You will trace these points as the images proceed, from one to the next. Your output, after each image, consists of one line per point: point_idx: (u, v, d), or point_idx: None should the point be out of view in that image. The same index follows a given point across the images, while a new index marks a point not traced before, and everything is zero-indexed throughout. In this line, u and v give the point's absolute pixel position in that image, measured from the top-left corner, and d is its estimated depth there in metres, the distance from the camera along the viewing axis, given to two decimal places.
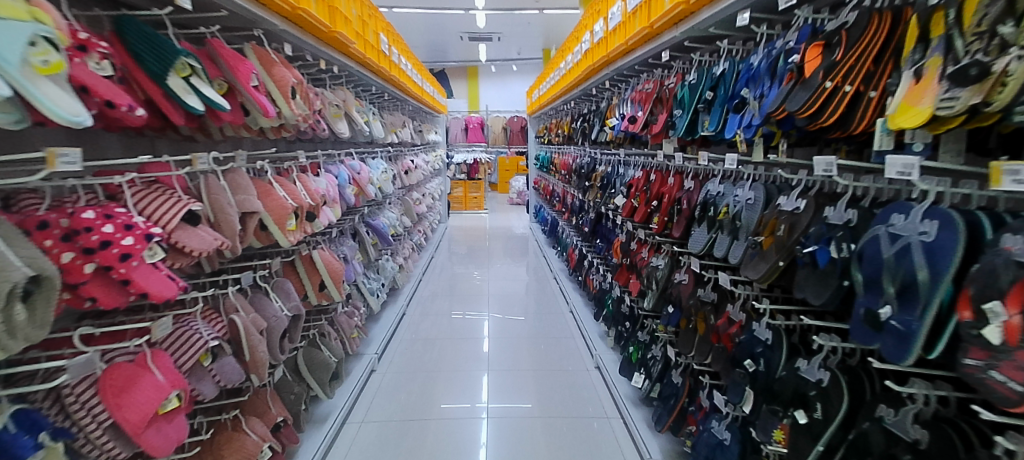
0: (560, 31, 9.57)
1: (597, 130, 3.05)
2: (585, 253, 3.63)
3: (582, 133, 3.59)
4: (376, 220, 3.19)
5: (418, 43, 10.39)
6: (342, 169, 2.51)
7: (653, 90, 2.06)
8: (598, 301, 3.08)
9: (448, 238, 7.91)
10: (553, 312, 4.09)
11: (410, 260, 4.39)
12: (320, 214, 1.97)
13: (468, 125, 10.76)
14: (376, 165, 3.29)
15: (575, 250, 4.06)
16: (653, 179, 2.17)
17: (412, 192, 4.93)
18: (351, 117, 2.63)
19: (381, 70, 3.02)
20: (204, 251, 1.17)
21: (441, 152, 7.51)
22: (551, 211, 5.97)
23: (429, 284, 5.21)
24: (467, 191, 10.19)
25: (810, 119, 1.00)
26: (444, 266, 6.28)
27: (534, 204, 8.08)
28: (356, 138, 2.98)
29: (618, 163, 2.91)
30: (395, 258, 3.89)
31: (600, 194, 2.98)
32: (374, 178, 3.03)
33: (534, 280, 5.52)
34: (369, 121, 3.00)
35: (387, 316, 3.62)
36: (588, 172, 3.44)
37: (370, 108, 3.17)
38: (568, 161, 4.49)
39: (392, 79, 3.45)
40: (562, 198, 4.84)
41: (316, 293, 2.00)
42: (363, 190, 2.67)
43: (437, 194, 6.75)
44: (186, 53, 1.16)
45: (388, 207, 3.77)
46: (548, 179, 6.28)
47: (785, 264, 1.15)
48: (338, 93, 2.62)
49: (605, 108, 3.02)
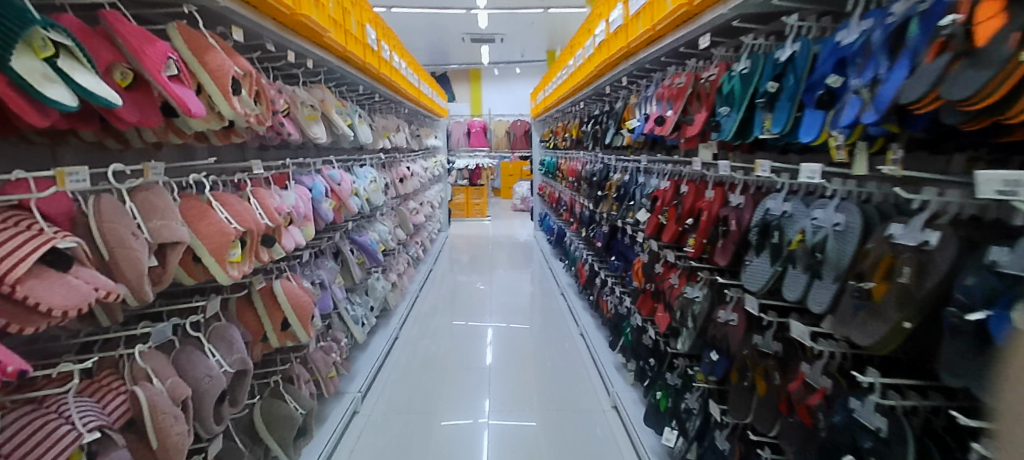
0: (565, 32, 9.23)
1: (611, 134, 2.71)
2: (597, 270, 3.27)
3: (593, 137, 3.24)
4: (364, 235, 2.84)
5: (419, 44, 10.10)
6: (319, 180, 2.18)
7: (686, 85, 1.71)
8: (614, 328, 2.72)
9: (449, 247, 7.57)
10: (561, 333, 3.72)
11: (405, 275, 4.05)
12: (282, 237, 1.65)
13: (471, 129, 10.45)
14: (364, 173, 2.94)
15: (586, 265, 3.69)
16: (684, 193, 1.81)
17: (408, 201, 4.59)
18: (331, 119, 2.29)
19: (368, 67, 2.68)
20: (78, 307, 0.80)
21: (441, 157, 7.18)
22: (557, 220, 5.63)
23: (426, 299, 4.84)
24: (468, 198, 9.87)
25: (978, 111, 0.64)
26: (444, 277, 5.93)
27: (539, 211, 7.73)
28: (338, 144, 2.64)
29: (636, 171, 2.56)
30: (388, 275, 3.54)
31: (616, 207, 2.61)
32: (359, 189, 2.69)
33: (539, 293, 5.16)
34: (354, 124, 2.66)
35: (376, 341, 3.26)
36: (600, 181, 3.08)
37: (355, 109, 2.83)
38: (576, 167, 4.15)
39: (383, 79, 3.12)
40: (569, 206, 4.49)
41: (278, 334, 1.66)
42: (345, 203, 2.33)
43: (436, 202, 6.41)
44: (47, 22, 0.79)
45: (380, 219, 3.43)
46: (554, 185, 5.94)
47: (913, 327, 0.78)
48: (316, 92, 2.28)
49: (621, 109, 2.67)
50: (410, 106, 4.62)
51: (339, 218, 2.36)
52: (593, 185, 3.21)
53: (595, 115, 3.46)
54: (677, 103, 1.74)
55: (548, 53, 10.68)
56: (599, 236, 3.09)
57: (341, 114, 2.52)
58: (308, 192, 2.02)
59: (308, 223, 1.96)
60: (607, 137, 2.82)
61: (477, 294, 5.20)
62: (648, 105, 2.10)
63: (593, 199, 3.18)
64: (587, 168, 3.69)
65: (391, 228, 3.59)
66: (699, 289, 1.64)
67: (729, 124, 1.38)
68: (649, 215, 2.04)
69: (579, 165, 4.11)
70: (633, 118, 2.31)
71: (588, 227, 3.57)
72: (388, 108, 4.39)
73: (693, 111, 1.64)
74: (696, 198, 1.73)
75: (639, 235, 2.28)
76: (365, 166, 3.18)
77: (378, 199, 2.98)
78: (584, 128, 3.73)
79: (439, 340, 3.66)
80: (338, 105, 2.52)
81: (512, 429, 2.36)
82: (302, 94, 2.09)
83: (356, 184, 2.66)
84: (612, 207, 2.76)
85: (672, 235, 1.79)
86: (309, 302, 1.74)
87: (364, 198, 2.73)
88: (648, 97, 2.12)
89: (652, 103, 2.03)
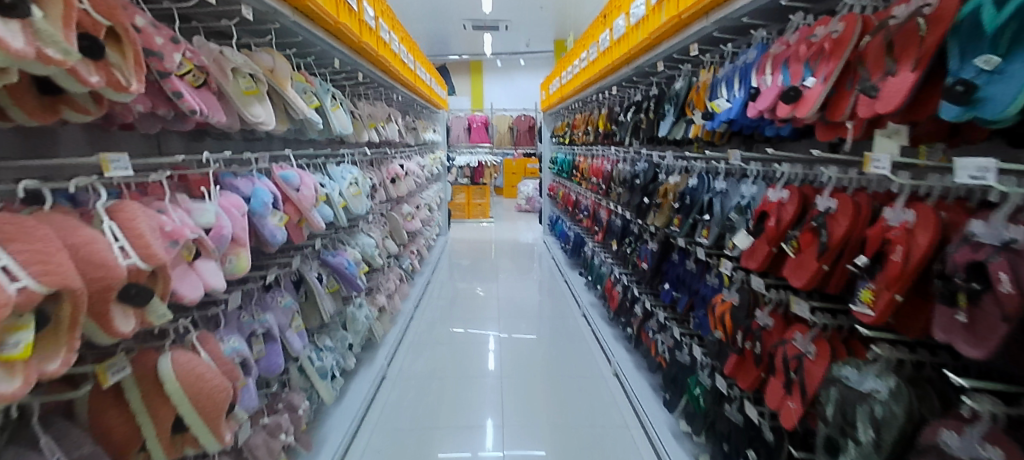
0: (575, 19, 8.53)
1: (669, 124, 2.05)
2: (639, 296, 2.62)
3: (635, 129, 2.58)
4: (341, 254, 2.16)
5: (417, 32, 9.39)
6: (264, 184, 1.48)
7: (849, 33, 1.04)
8: (673, 381, 2.05)
9: (449, 251, 6.89)
10: (588, 368, 3.04)
11: (396, 295, 3.37)
12: (173, 282, 0.94)
13: (472, 124, 9.77)
14: (340, 174, 2.26)
15: (620, 287, 3.01)
16: (829, 210, 1.15)
17: (401, 205, 3.92)
18: (284, 97, 1.59)
19: (344, 31, 1.98)
20: None
21: (440, 153, 6.47)
22: (573, 226, 4.97)
23: (422, 317, 4.12)
24: (469, 197, 9.13)
25: None
26: (442, 286, 5.24)
27: (547, 213, 7.04)
28: (301, 134, 1.95)
29: (708, 174, 1.90)
30: (374, 299, 2.86)
31: (678, 221, 1.93)
32: (332, 195, 2.01)
33: (553, 306, 4.50)
34: (326, 107, 1.97)
35: (357, 384, 2.54)
36: (649, 185, 2.38)
37: (329, 89, 2.14)
38: (605, 166, 3.49)
39: (365, 54, 2.43)
40: (595, 212, 3.84)
41: (165, 443, 0.94)
42: (307, 216, 1.63)
43: (435, 203, 5.73)
44: None
45: (364, 231, 2.74)
46: (569, 186, 5.28)
47: None
48: (263, 57, 1.58)
49: (686, 90, 1.98)
50: (404, 93, 3.91)
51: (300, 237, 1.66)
52: (636, 190, 2.51)
53: (634, 103, 2.78)
54: (831, 65, 1.07)
55: (557, 43, 9.98)
56: (647, 254, 2.41)
57: (304, 93, 1.83)
58: (243, 202, 1.34)
59: (239, 249, 1.28)
60: (661, 129, 2.14)
61: (482, 308, 4.47)
62: (751, 76, 1.42)
63: (636, 208, 2.50)
64: (623, 169, 2.99)
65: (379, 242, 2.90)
66: (880, 379, 0.97)
67: (1005, 88, 0.69)
68: (754, 241, 1.38)
69: (610, 164, 3.41)
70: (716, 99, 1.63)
71: (628, 242, 2.89)
72: (377, 94, 3.69)
73: (873, 76, 0.97)
74: (858, 222, 1.07)
75: (726, 263, 1.60)
76: (344, 163, 2.49)
77: (361, 208, 2.30)
78: (619, 120, 3.03)
79: (437, 375, 2.94)
80: (300, 80, 1.83)
81: (519, 458, 2.08)
82: (235, 55, 1.40)
83: (328, 188, 1.98)
84: (671, 220, 2.07)
85: (810, 278, 1.13)
86: (223, 384, 1.02)
87: (339, 207, 2.05)
88: (751, 65, 1.44)
89: (763, 73, 1.35)
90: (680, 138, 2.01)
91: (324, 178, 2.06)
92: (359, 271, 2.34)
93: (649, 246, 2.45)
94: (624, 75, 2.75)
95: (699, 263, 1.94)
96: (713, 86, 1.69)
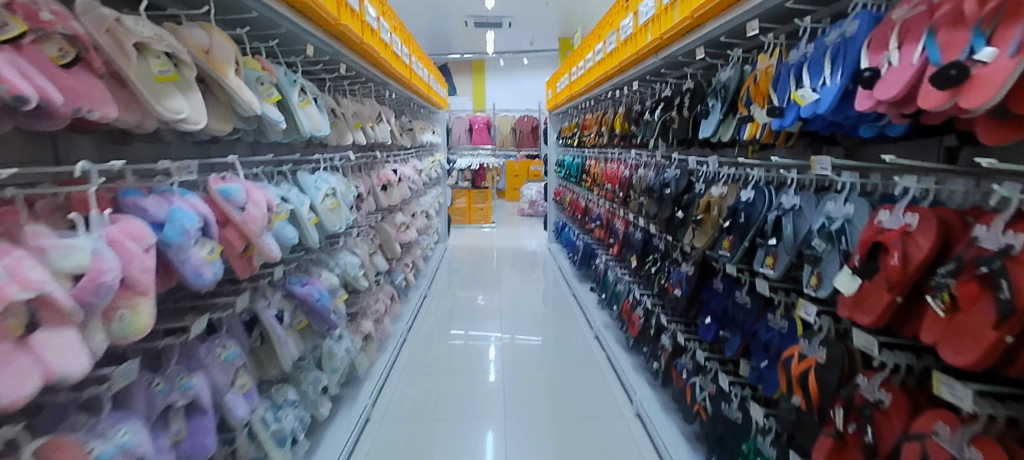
0: (581, 16, 8.14)
1: (714, 122, 1.67)
2: (667, 326, 2.24)
3: (665, 130, 2.19)
4: (312, 280, 1.78)
5: (417, 30, 9.02)
6: (187, 203, 1.10)
7: None
8: (720, 441, 1.67)
9: (449, 258, 6.50)
10: (604, 402, 2.64)
11: (386, 318, 2.99)
12: None
13: (473, 126, 9.40)
14: (312, 182, 1.88)
15: (642, 312, 2.62)
16: (1011, 250, 0.72)
17: (394, 213, 3.54)
18: (224, 86, 1.20)
19: (313, 8, 1.59)
20: None
21: (440, 156, 6.10)
22: (583, 235, 4.59)
23: (417, 335, 3.73)
24: (470, 202, 8.67)
25: None
26: (441, 297, 4.86)
27: (552, 218, 6.65)
28: (258, 136, 1.57)
29: (766, 186, 1.53)
30: (358, 326, 2.48)
31: (729, 244, 1.55)
32: (299, 211, 1.64)
33: (560, 321, 4.11)
34: (291, 102, 1.59)
35: (333, 432, 2.14)
36: (686, 197, 1.99)
37: (296, 78, 1.73)
38: (624, 171, 3.10)
39: (344, 40, 2.04)
40: (612, 222, 3.46)
41: None
42: (256, 243, 1.28)
43: (433, 209, 5.34)
44: None
45: (347, 250, 2.37)
46: (577, 191, 4.91)
47: None
48: (196, 32, 1.19)
49: (739, 81, 1.59)
50: (396, 91, 3.54)
51: (250, 267, 1.33)
52: (667, 202, 2.13)
53: (661, 98, 2.39)
54: None
55: (561, 41, 9.58)
56: (681, 279, 2.02)
57: (259, 83, 1.44)
58: (149, 230, 0.95)
59: (138, 300, 0.90)
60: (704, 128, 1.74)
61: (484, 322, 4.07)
62: (854, 55, 1.01)
63: (668, 223, 2.12)
64: (648, 176, 2.59)
65: (365, 261, 2.52)
66: None
67: None
68: (863, 284, 0.98)
69: (629, 170, 3.02)
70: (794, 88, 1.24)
71: (652, 261, 2.50)
72: (366, 91, 3.30)
73: None
74: None
75: (806, 307, 1.21)
76: (321, 170, 2.11)
77: (338, 224, 1.93)
78: (644, 120, 2.63)
79: (430, 412, 2.54)
80: (254, 67, 1.44)
81: None
82: (143, 25, 1.00)
83: (292, 201, 1.61)
84: (715, 241, 1.69)
85: (983, 355, 0.71)
86: None
87: (308, 224, 1.68)
88: (854, 40, 1.03)
89: (880, 49, 0.93)
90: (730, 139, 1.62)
91: (289, 188, 1.69)
92: (334, 299, 1.96)
93: (683, 268, 2.07)
94: (651, 66, 2.35)
95: (755, 297, 1.56)
96: (787, 73, 1.29)
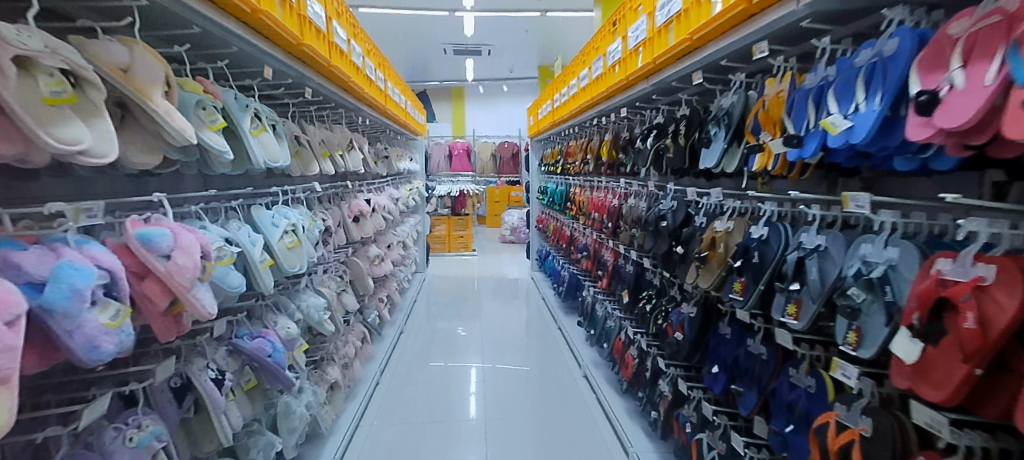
0: (560, 45, 8.21)
1: (721, 150, 1.54)
2: (666, 371, 2.05)
3: (661, 159, 2.06)
4: (265, 333, 1.50)
5: (395, 56, 8.93)
6: (84, 256, 0.84)
7: None
8: None
9: (428, 289, 6.21)
10: (596, 450, 2.40)
11: (357, 362, 2.71)
12: None
13: (453, 152, 9.26)
14: (268, 217, 1.65)
15: (636, 353, 2.42)
16: None
17: (368, 245, 3.30)
18: (150, 112, 0.97)
19: (268, 25, 1.37)
20: None
21: (418, 183, 5.90)
22: (569, 265, 4.42)
23: (393, 373, 3.43)
24: (450, 229, 8.43)
25: None
26: (420, 331, 4.58)
27: (535, 246, 6.46)
28: (202, 168, 1.35)
29: (781, 222, 1.39)
30: (323, 375, 2.21)
31: (740, 286, 1.39)
32: (251, 254, 1.40)
33: (545, 355, 3.87)
34: (244, 128, 1.36)
35: None
36: (685, 231, 1.84)
37: (247, 102, 1.46)
38: (613, 199, 2.97)
39: (309, 61, 1.85)
40: (600, 252, 3.30)
41: None
42: (184, 300, 1.00)
43: (411, 238, 5.10)
44: None
45: (311, 291, 2.11)
46: (561, 219, 4.77)
47: None
48: (112, 47, 0.94)
49: (743, 108, 1.50)
50: (371, 117, 3.35)
51: (182, 329, 1.06)
52: (663, 235, 1.98)
53: (653, 125, 2.27)
54: None
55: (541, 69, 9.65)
56: (682, 320, 1.83)
57: (200, 108, 1.20)
58: (21, 295, 0.64)
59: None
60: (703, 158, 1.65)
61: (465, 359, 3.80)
62: (897, 77, 0.88)
63: (666, 259, 1.97)
64: (639, 206, 2.46)
65: (333, 303, 2.26)
66: None
67: None
68: (927, 348, 0.81)
69: (618, 199, 2.88)
70: (822, 114, 1.11)
71: (646, 297, 2.33)
72: (338, 117, 3.10)
73: None
74: None
75: (844, 368, 1.04)
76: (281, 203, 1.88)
77: (298, 265, 1.69)
78: (635, 148, 2.51)
79: None
80: (195, 90, 1.20)
81: None
82: (25, 33, 0.76)
83: (242, 242, 1.38)
84: (723, 281, 1.53)
85: None
86: None
87: (261, 268, 1.44)
88: (896, 60, 0.90)
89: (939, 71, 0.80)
90: (735, 170, 1.53)
91: (240, 227, 1.46)
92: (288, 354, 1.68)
93: (684, 308, 1.88)
94: (642, 91, 2.24)
95: (771, 347, 1.38)
96: (808, 97, 1.18)
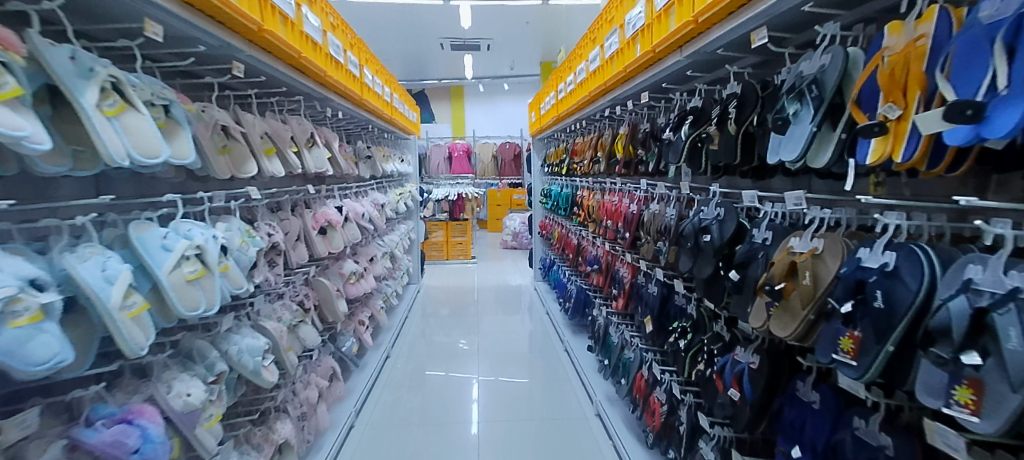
0: (565, 36, 7.70)
1: (808, 135, 1.04)
2: (711, 432, 1.56)
3: (706, 152, 1.58)
4: (136, 413, 1.01)
5: (391, 52, 8.46)
6: None
7: None
8: None
9: (423, 300, 5.72)
10: None
11: (322, 405, 2.24)
12: None
13: (452, 153, 8.80)
14: (161, 235, 1.18)
15: (665, 398, 1.95)
16: None
17: (343, 260, 2.83)
18: None
19: None
20: None
21: (411, 186, 5.44)
22: (577, 277, 3.94)
23: (375, 407, 2.96)
24: (448, 235, 7.95)
25: None
26: (412, 349, 4.11)
27: (538, 253, 5.97)
28: (28, 171, 0.89)
29: (915, 245, 0.90)
30: (269, 434, 1.74)
31: (851, 345, 0.90)
32: (112, 296, 0.94)
33: (550, 380, 3.38)
34: (91, 102, 0.92)
35: None
36: (743, 249, 1.37)
37: (104, 66, 1.00)
38: (631, 205, 2.50)
39: (230, 23, 1.38)
40: (615, 265, 2.83)
41: None
42: None
43: (402, 247, 4.64)
44: None
45: (247, 329, 1.64)
46: (567, 225, 4.30)
47: None
48: None
49: (841, 73, 1.01)
50: (347, 110, 2.89)
51: None
52: (707, 254, 1.50)
53: (688, 111, 1.79)
54: None
55: (544, 65, 9.21)
56: (741, 372, 1.33)
57: None
58: None
59: None
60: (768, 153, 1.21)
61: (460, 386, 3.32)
62: None
63: (714, 284, 1.51)
64: (669, 215, 1.98)
65: (281, 341, 1.79)
66: None
67: None
68: None
69: (637, 205, 2.40)
70: None
71: (680, 329, 1.86)
72: (303, 108, 2.62)
73: None
74: None
75: None
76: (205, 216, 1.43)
77: (202, 304, 1.19)
78: (661, 142, 2.03)
79: None
80: None
81: None
82: None
83: (87, 279, 0.91)
84: (811, 326, 1.06)
85: None
86: None
87: (126, 318, 0.97)
88: None
89: None
90: (823, 166, 1.08)
91: (101, 255, 1.00)
92: (178, 435, 1.17)
93: (738, 353, 1.39)
94: (674, 66, 1.74)
95: (902, 438, 0.89)
96: (994, 37, 0.70)
